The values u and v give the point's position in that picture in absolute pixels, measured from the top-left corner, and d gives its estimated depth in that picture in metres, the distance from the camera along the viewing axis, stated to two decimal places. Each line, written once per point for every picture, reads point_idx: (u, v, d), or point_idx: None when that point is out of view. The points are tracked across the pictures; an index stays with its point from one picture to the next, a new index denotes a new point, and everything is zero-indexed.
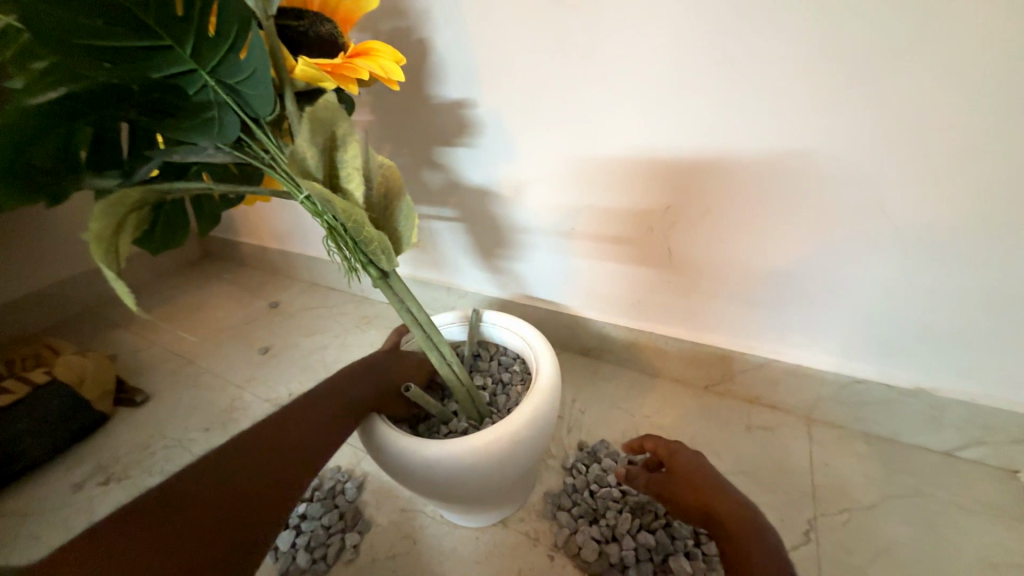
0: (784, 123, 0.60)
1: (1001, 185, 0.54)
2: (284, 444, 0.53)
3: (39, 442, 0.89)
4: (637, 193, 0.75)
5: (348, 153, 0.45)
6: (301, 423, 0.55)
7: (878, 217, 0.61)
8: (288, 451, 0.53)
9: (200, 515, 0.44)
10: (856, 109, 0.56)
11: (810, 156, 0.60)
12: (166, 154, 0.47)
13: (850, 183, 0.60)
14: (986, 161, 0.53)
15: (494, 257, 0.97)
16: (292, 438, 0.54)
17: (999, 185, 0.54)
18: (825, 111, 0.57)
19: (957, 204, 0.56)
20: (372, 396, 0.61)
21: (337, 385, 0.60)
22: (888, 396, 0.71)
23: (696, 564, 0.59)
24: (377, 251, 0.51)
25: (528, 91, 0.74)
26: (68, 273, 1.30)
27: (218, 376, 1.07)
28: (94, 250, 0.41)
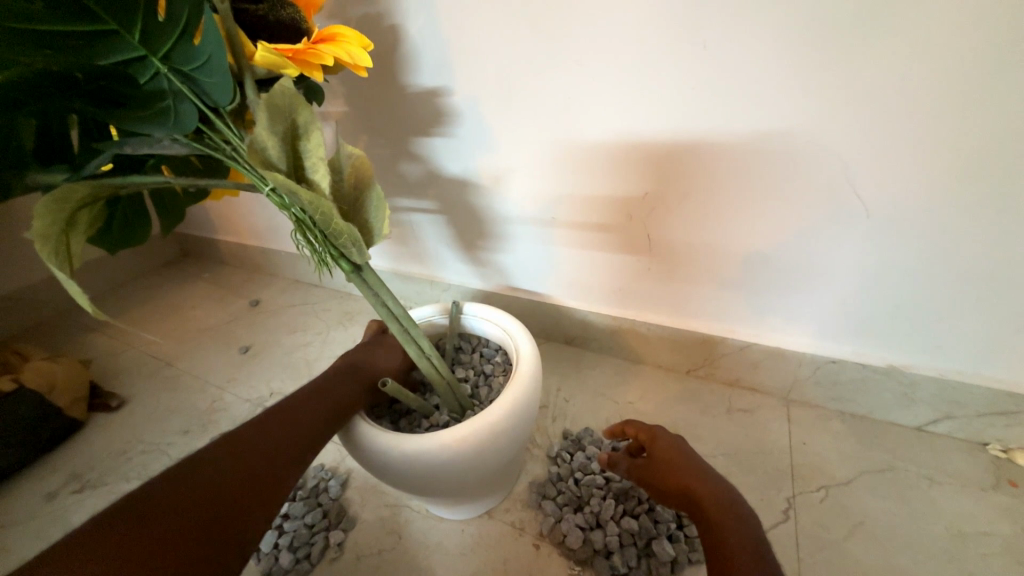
0: (759, 107, 0.60)
1: (968, 164, 0.54)
2: (261, 445, 0.52)
3: (8, 452, 0.86)
4: (616, 180, 0.74)
5: (311, 141, 0.44)
6: (279, 424, 0.54)
7: (850, 200, 0.61)
8: (265, 450, 0.51)
9: (175, 517, 0.42)
10: (829, 91, 0.56)
11: (785, 139, 0.61)
12: (116, 146, 0.44)
13: (824, 166, 0.60)
14: (953, 142, 0.54)
15: (475, 248, 0.96)
16: (272, 438, 0.53)
17: (965, 164, 0.54)
18: (799, 94, 0.57)
19: (925, 184, 0.57)
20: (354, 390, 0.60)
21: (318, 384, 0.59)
22: (864, 376, 0.73)
23: (678, 546, 0.59)
24: (348, 244, 0.50)
25: (503, 78, 0.73)
26: (34, 276, 1.25)
27: (196, 377, 1.04)
28: (40, 247, 0.38)
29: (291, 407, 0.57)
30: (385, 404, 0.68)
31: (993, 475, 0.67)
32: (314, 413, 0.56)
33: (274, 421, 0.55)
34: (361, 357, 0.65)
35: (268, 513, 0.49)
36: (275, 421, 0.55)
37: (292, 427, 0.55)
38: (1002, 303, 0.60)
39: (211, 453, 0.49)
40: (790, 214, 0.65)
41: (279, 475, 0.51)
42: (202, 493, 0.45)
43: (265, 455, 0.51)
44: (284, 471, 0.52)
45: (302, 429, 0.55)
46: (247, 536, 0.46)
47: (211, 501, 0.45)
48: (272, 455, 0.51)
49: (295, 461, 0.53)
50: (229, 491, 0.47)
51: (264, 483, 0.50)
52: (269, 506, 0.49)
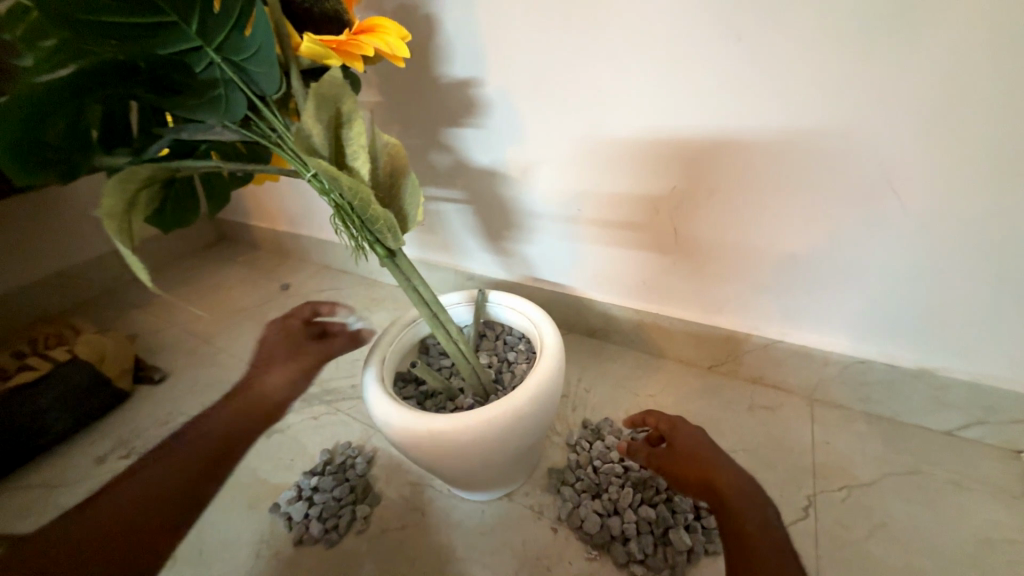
0: (788, 99, 0.59)
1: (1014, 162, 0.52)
2: (206, 450, 0.57)
3: (62, 417, 0.92)
4: (643, 173, 0.74)
5: (354, 130, 0.45)
6: (201, 428, 0.60)
7: (878, 196, 0.60)
8: (190, 454, 0.57)
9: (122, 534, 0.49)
10: (862, 84, 0.55)
11: (814, 134, 0.60)
12: (175, 132, 0.47)
13: (855, 160, 0.59)
14: (998, 138, 0.52)
15: (500, 238, 0.97)
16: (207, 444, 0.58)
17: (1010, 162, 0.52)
18: (824, 87, 0.56)
19: (967, 181, 0.55)
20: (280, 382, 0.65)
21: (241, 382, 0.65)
22: (893, 377, 0.71)
23: (695, 536, 0.60)
24: (383, 230, 0.52)
25: (534, 69, 0.73)
26: (84, 255, 1.33)
27: (231, 355, 1.09)
28: (108, 225, 0.41)
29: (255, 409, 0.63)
30: (411, 386, 0.70)
31: None
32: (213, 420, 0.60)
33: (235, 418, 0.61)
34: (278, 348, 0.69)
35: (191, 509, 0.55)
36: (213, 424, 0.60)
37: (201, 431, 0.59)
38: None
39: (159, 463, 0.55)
40: (819, 210, 0.64)
41: (209, 473, 0.56)
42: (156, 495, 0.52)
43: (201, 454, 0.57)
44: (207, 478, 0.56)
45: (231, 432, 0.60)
46: (162, 536, 0.52)
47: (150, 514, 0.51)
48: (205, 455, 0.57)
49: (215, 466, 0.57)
50: (170, 494, 0.53)
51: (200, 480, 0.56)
52: (193, 505, 0.55)
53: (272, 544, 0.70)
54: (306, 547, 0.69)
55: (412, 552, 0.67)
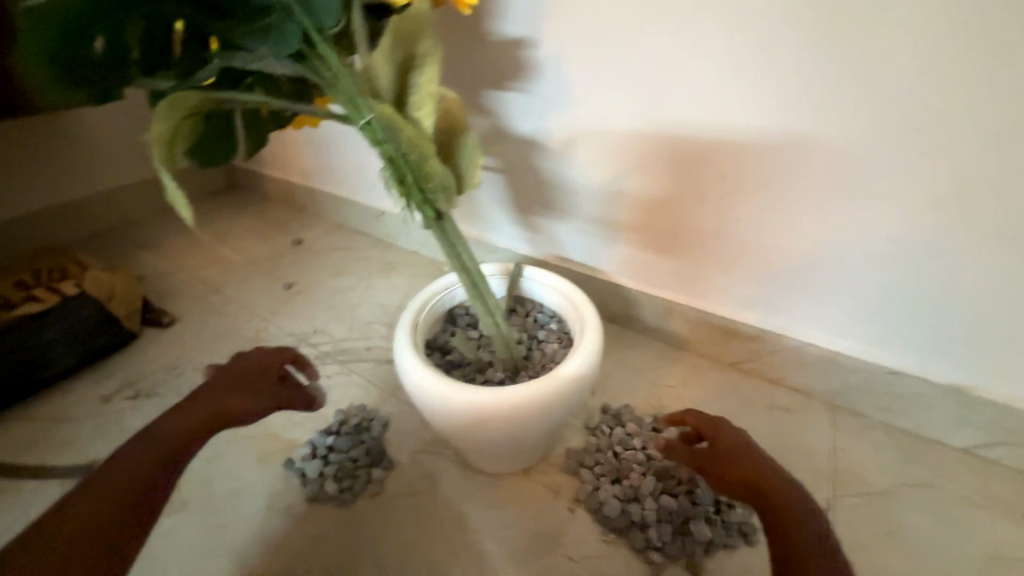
0: (814, 103, 0.61)
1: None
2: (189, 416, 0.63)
3: (68, 352, 0.90)
4: (694, 159, 0.72)
5: (423, 76, 0.42)
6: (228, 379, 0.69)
7: (890, 205, 0.63)
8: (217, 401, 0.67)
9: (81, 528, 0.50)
10: (876, 98, 0.58)
11: (830, 142, 0.63)
12: (226, 59, 0.44)
13: (871, 168, 0.62)
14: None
15: (531, 212, 0.93)
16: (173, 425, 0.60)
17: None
18: (836, 98, 0.60)
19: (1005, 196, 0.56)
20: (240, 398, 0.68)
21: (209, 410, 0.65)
22: (920, 390, 0.71)
23: (715, 529, 0.60)
24: (437, 189, 0.49)
25: (596, 38, 0.70)
26: (89, 188, 1.28)
27: (242, 306, 1.07)
28: (157, 150, 0.39)
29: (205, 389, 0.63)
30: (438, 353, 0.69)
31: None
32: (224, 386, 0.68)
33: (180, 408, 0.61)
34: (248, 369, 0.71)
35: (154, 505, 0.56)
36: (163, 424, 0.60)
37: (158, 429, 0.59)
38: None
39: (136, 444, 0.57)
40: (871, 213, 0.64)
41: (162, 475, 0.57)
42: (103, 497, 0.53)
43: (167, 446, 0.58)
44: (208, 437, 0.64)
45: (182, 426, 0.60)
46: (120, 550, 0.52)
47: (127, 498, 0.54)
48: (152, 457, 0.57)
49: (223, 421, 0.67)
50: (127, 499, 0.54)
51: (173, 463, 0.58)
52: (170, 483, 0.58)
53: (284, 499, 0.70)
54: (319, 505, 0.69)
55: (425, 519, 0.66)
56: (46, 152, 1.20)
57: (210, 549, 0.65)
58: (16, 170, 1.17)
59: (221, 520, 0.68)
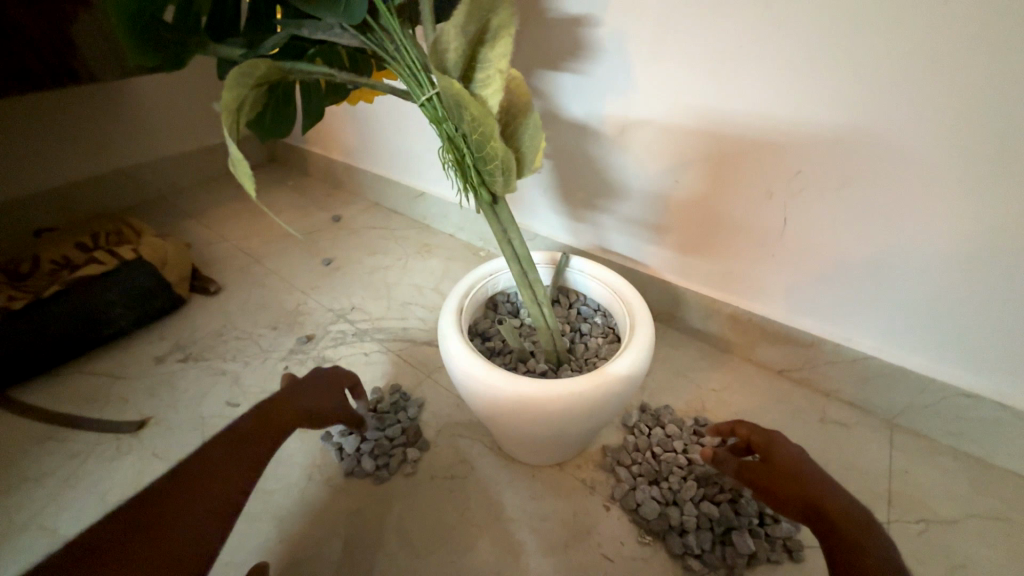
0: (901, 93, 0.56)
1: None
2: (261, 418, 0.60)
3: (126, 314, 0.94)
4: (763, 152, 0.67)
5: (495, 50, 0.40)
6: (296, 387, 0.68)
7: (976, 209, 0.57)
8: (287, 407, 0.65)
9: (158, 521, 0.45)
10: (976, 89, 0.52)
11: (913, 136, 0.57)
12: (294, 27, 0.43)
13: (959, 166, 0.56)
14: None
15: (576, 200, 0.90)
16: (250, 425, 0.56)
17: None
18: (923, 89, 0.54)
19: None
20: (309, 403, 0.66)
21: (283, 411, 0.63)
22: (996, 416, 0.66)
23: (759, 543, 0.58)
24: (497, 171, 0.47)
25: (665, 17, 0.66)
26: (145, 156, 1.32)
27: (284, 279, 1.09)
28: (225, 120, 0.38)
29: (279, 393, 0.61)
30: (479, 340, 0.68)
31: None
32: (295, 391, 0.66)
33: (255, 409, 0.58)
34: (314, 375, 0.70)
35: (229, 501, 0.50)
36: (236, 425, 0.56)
37: (235, 431, 0.55)
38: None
39: (218, 441, 0.53)
40: (965, 219, 0.58)
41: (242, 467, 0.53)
42: (178, 494, 0.48)
43: (245, 445, 0.54)
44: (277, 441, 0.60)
45: (261, 424, 0.57)
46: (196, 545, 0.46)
47: (208, 495, 0.49)
48: (232, 455, 0.53)
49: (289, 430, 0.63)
50: (204, 492, 0.49)
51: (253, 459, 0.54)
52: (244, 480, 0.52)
53: (322, 470, 0.71)
54: (355, 480, 0.70)
55: (460, 503, 0.66)
56: (106, 120, 1.24)
57: (254, 513, 0.67)
58: (79, 136, 1.21)
59: (263, 486, 0.70)
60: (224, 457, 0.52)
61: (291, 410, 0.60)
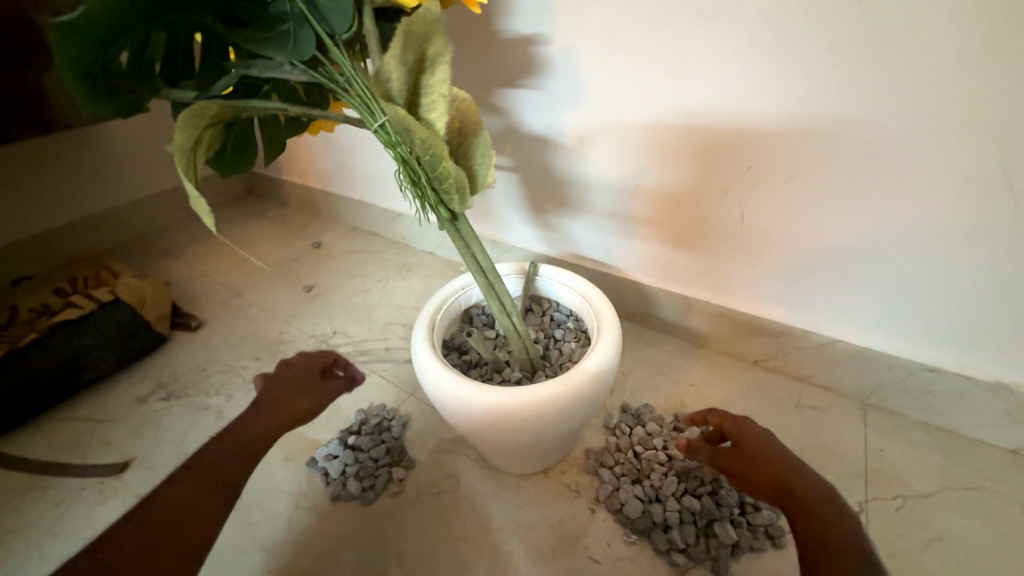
0: (830, 88, 0.59)
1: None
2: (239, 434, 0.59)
3: (105, 357, 0.94)
4: (713, 156, 0.70)
5: (436, 76, 0.42)
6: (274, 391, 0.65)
7: (912, 190, 0.60)
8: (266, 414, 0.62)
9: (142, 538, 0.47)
10: (897, 80, 0.55)
11: (844, 125, 0.60)
12: (243, 67, 0.45)
13: (891, 152, 0.59)
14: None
15: (546, 211, 0.92)
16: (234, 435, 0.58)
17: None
18: (847, 82, 0.58)
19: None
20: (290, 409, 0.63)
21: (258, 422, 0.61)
22: (961, 389, 0.68)
23: (741, 532, 0.59)
24: (451, 190, 0.49)
25: (609, 31, 0.69)
26: (122, 199, 1.33)
27: (265, 309, 1.10)
28: (179, 159, 0.39)
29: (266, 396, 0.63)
30: (456, 354, 0.69)
31: None
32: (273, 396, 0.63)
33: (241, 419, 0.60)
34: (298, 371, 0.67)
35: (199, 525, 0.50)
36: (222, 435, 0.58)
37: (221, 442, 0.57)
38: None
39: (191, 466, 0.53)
40: (907, 204, 0.61)
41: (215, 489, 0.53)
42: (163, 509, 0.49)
43: (231, 456, 0.56)
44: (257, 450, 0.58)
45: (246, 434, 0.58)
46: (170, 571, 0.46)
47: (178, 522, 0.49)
48: (218, 466, 0.54)
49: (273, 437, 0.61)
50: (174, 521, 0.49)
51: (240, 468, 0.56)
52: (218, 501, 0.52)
53: (309, 496, 0.71)
54: (342, 504, 0.70)
55: (448, 518, 0.67)
56: (80, 165, 1.25)
57: (241, 546, 0.67)
58: (54, 182, 1.22)
59: (250, 518, 0.70)
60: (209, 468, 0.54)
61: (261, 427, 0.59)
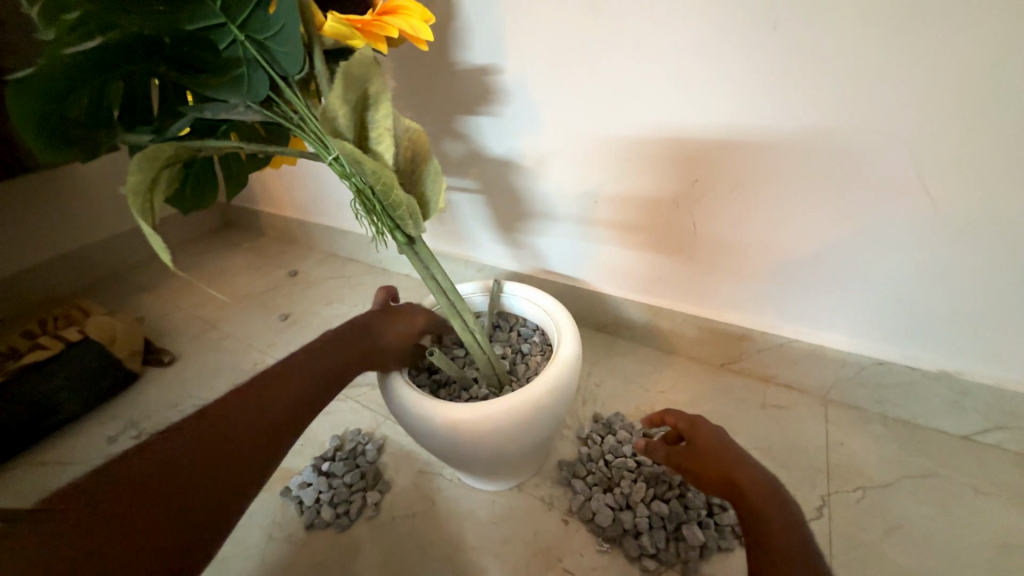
0: (758, 105, 0.62)
1: (998, 153, 0.53)
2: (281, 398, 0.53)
3: (74, 397, 0.92)
4: (663, 173, 0.74)
5: (380, 112, 0.45)
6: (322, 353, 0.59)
7: (843, 199, 0.63)
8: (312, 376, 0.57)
9: (147, 506, 0.40)
10: (818, 95, 0.58)
11: (776, 139, 0.63)
12: (197, 110, 0.47)
13: (823, 161, 0.62)
14: (984, 130, 0.53)
15: (513, 230, 0.95)
16: (257, 402, 0.52)
17: (992, 152, 0.53)
18: (775, 100, 0.61)
19: (967, 173, 0.55)
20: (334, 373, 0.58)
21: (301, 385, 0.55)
22: (910, 380, 0.71)
23: (708, 533, 0.60)
24: (405, 216, 0.51)
25: (556, 59, 0.73)
26: (94, 237, 1.33)
27: (241, 340, 1.10)
28: (133, 201, 0.41)
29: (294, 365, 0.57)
30: (425, 374, 0.70)
31: None
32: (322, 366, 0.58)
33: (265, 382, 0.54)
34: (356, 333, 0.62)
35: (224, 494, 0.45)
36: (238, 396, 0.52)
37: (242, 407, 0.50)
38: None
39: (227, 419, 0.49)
40: (842, 209, 0.64)
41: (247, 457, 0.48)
42: (171, 475, 0.43)
43: (252, 430, 0.49)
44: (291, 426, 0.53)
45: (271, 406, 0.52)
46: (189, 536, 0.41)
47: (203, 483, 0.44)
48: (239, 447, 0.48)
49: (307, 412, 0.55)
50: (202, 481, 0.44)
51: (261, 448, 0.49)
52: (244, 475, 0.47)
53: (283, 527, 0.71)
54: (317, 532, 0.70)
55: (423, 539, 0.67)
56: (51, 206, 1.25)
57: None
58: (22, 225, 1.22)
59: (222, 553, 0.69)
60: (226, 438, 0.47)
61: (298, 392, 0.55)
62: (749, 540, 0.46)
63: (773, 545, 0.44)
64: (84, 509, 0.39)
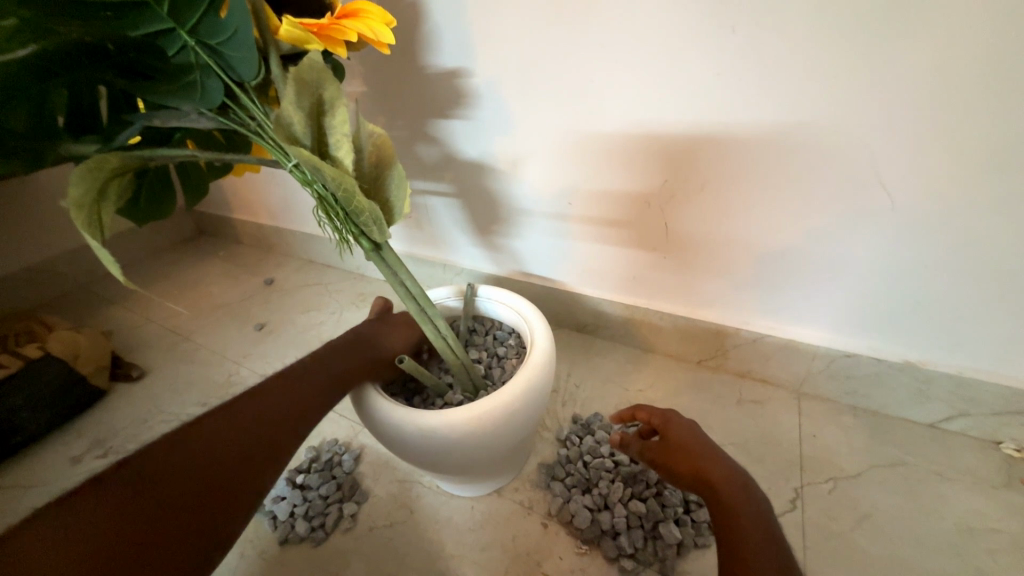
0: (721, 106, 0.63)
1: (947, 149, 0.55)
2: (277, 410, 0.55)
3: (36, 416, 0.89)
4: (637, 172, 0.74)
5: (336, 117, 0.45)
6: (317, 364, 0.60)
7: (806, 197, 0.65)
8: (306, 388, 0.58)
9: (146, 505, 0.43)
10: (777, 97, 0.60)
11: (738, 138, 0.65)
12: (146, 119, 0.46)
13: (787, 159, 0.63)
14: (931, 128, 0.55)
15: (490, 233, 0.95)
16: (259, 417, 0.53)
17: (942, 150, 0.55)
18: (739, 100, 0.62)
19: (919, 169, 0.57)
20: (327, 385, 0.59)
21: (296, 395, 0.57)
22: (878, 370, 0.72)
23: (685, 530, 0.61)
24: (369, 222, 0.50)
25: (526, 61, 0.72)
26: (55, 249, 1.28)
27: (214, 352, 1.07)
28: (76, 216, 0.39)
29: (282, 389, 0.57)
30: (400, 382, 0.70)
31: (1006, 473, 0.67)
32: (318, 377, 0.59)
33: (246, 407, 0.53)
34: (353, 346, 0.63)
35: (212, 505, 0.46)
36: (223, 415, 0.51)
37: (221, 439, 0.50)
38: (994, 291, 0.61)
39: (224, 424, 0.51)
40: (805, 206, 0.65)
41: (238, 470, 0.49)
42: (148, 512, 0.43)
43: (237, 457, 0.50)
44: (283, 440, 0.54)
45: (253, 435, 0.52)
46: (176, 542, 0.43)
47: (195, 490, 0.46)
48: (229, 455, 0.49)
49: (303, 424, 0.56)
50: (195, 487, 0.46)
51: (254, 468, 0.50)
52: (235, 487, 0.48)
53: (258, 543, 0.69)
54: (293, 546, 0.68)
55: (401, 549, 0.66)
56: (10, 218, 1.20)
57: None
58: None
59: None
60: (226, 452, 0.49)
61: (288, 404, 0.56)
62: (718, 535, 0.47)
63: (739, 538, 0.45)
64: (90, 501, 0.41)
